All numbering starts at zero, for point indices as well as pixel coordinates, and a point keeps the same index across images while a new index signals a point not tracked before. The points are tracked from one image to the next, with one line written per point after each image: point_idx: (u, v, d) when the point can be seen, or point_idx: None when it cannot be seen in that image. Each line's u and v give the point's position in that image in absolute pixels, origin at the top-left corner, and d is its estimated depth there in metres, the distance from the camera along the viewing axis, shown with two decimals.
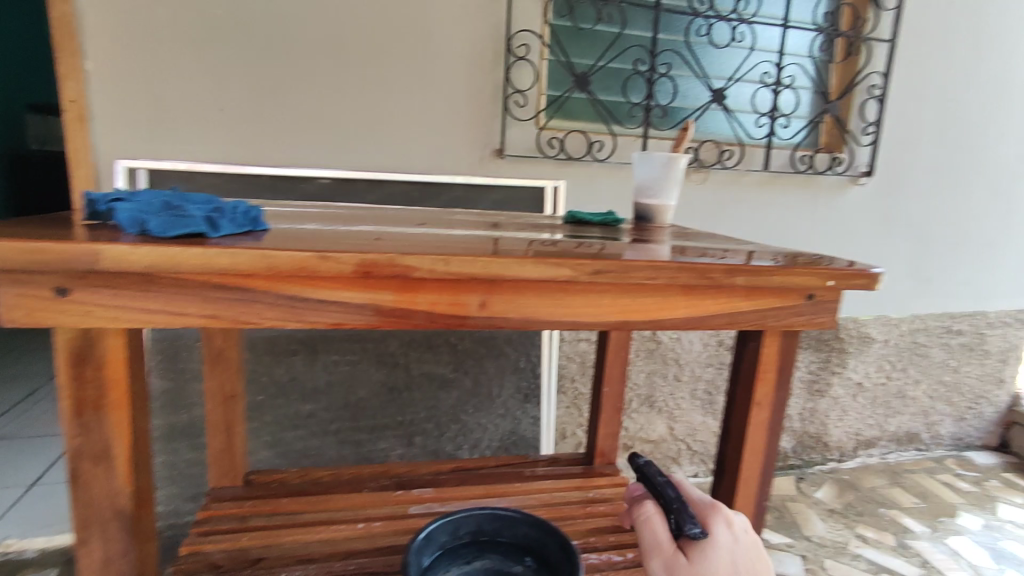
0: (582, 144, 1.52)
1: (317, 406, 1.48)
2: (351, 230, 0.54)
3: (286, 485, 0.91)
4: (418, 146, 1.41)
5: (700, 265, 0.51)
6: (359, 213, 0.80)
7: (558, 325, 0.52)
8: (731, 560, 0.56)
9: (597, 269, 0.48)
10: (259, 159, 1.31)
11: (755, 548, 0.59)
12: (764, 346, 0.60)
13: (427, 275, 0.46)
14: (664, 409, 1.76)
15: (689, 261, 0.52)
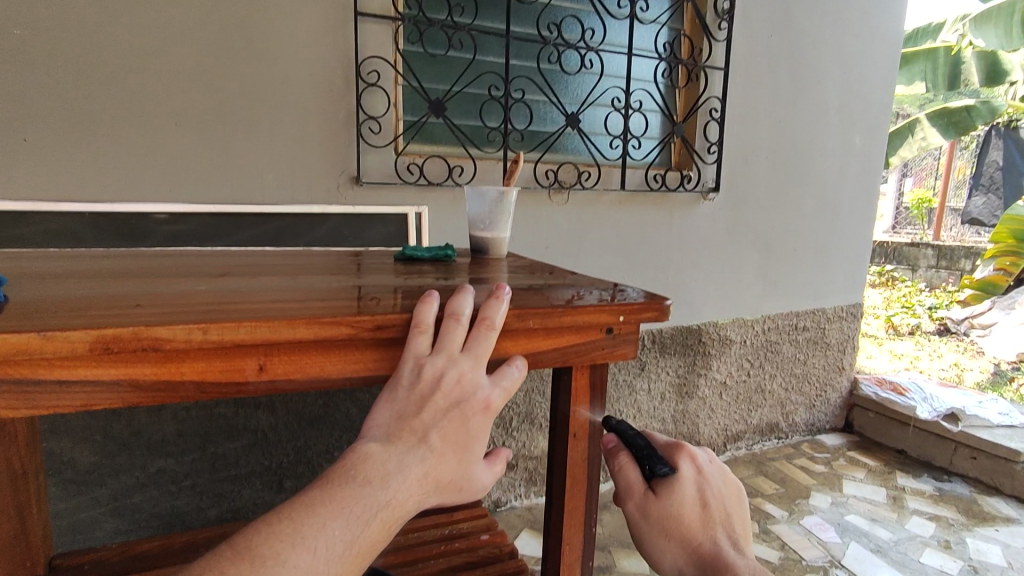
0: (442, 170, 1.53)
1: (167, 461, 1.33)
2: (112, 297, 0.49)
3: (103, 565, 0.82)
4: (267, 177, 1.34)
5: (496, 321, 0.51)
6: (163, 261, 0.73)
7: (351, 383, 0.50)
8: (698, 491, 0.65)
9: (378, 325, 0.48)
10: (78, 195, 1.18)
11: (720, 474, 0.68)
12: (576, 380, 0.61)
13: (184, 346, 0.42)
14: (544, 425, 1.78)
15: (487, 308, 0.51)
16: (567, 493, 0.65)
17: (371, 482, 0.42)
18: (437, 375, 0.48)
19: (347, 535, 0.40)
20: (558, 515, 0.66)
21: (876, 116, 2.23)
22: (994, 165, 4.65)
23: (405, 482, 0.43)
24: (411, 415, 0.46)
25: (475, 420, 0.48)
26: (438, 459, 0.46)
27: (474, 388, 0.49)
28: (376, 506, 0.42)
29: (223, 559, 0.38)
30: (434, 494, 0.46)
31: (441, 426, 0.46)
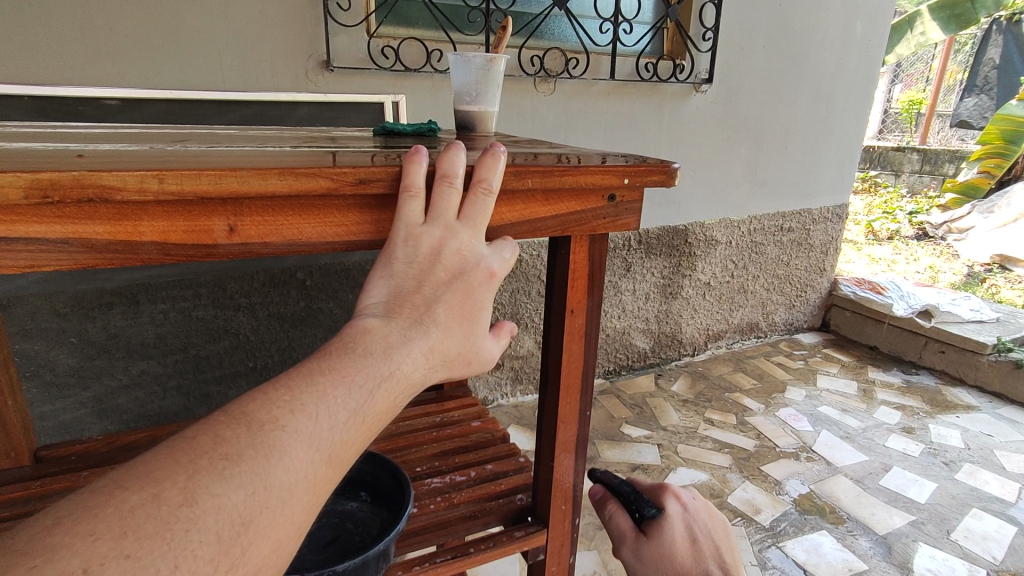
0: (420, 55, 1.41)
1: (149, 362, 1.31)
2: (49, 151, 0.43)
3: (90, 455, 0.80)
4: (228, 58, 1.22)
5: (492, 184, 0.46)
6: (116, 132, 0.66)
7: (333, 248, 0.45)
8: (683, 526, 0.73)
9: (362, 179, 0.43)
10: (15, 74, 1.05)
11: (704, 509, 0.77)
12: (574, 253, 0.58)
13: (138, 196, 0.37)
14: (530, 325, 1.79)
15: (478, 170, 0.46)
16: (563, 373, 0.63)
17: (374, 354, 0.38)
18: (437, 249, 0.43)
19: (352, 403, 0.36)
20: (553, 392, 0.65)
21: (880, 2, 2.10)
22: (989, 65, 4.54)
23: (413, 357, 0.40)
24: (410, 291, 0.42)
25: (481, 290, 0.44)
26: (446, 333, 0.42)
27: (476, 259, 0.45)
28: (382, 378, 0.38)
29: (216, 424, 0.33)
30: (444, 369, 0.42)
31: (445, 300, 0.42)
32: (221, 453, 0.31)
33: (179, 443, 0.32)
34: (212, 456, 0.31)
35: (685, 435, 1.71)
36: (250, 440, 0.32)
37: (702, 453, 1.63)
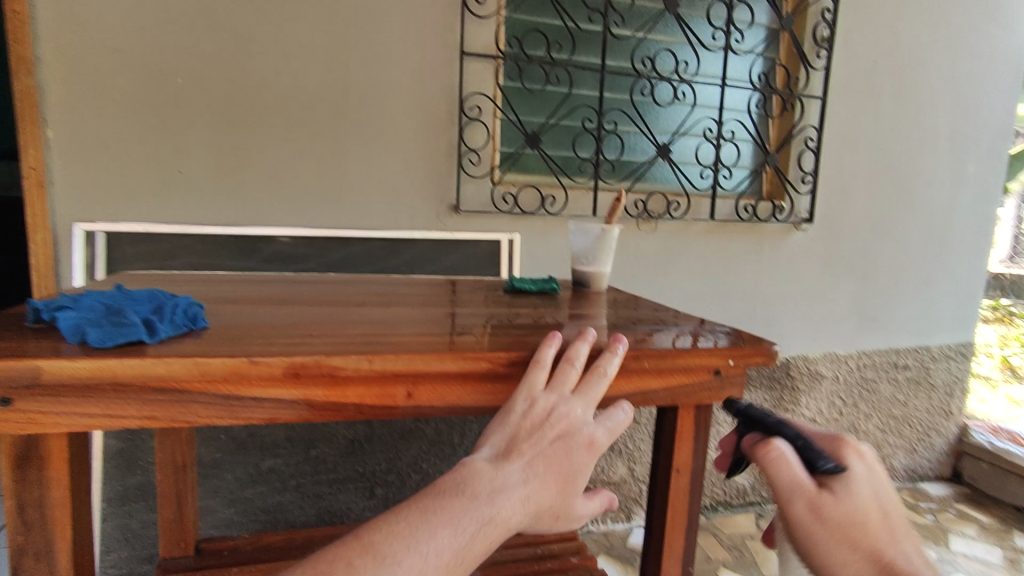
0: (535, 199, 1.59)
1: (277, 461, 1.46)
2: (285, 326, 0.58)
3: (238, 551, 0.93)
4: (376, 204, 1.46)
5: (610, 368, 0.55)
6: (310, 286, 0.84)
7: (482, 410, 0.56)
8: (875, 492, 0.47)
9: (512, 360, 0.54)
10: (217, 220, 1.36)
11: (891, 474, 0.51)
12: (680, 417, 0.64)
13: (353, 373, 0.50)
14: (623, 452, 1.83)
15: (600, 359, 0.56)
16: (666, 527, 0.67)
17: (478, 496, 0.46)
18: (548, 411, 0.52)
19: (455, 542, 0.43)
20: (654, 544, 0.69)
21: (993, 144, 2.09)
22: None
23: (511, 501, 0.47)
24: (521, 442, 0.51)
25: (579, 454, 0.51)
26: (542, 486, 0.49)
27: (579, 425, 0.52)
28: (482, 521, 0.45)
29: (348, 551, 0.42)
30: (536, 516, 0.48)
31: (547, 454, 0.50)
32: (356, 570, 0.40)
33: (322, 562, 0.41)
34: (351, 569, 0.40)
35: None
36: (376, 568, 0.41)
37: None
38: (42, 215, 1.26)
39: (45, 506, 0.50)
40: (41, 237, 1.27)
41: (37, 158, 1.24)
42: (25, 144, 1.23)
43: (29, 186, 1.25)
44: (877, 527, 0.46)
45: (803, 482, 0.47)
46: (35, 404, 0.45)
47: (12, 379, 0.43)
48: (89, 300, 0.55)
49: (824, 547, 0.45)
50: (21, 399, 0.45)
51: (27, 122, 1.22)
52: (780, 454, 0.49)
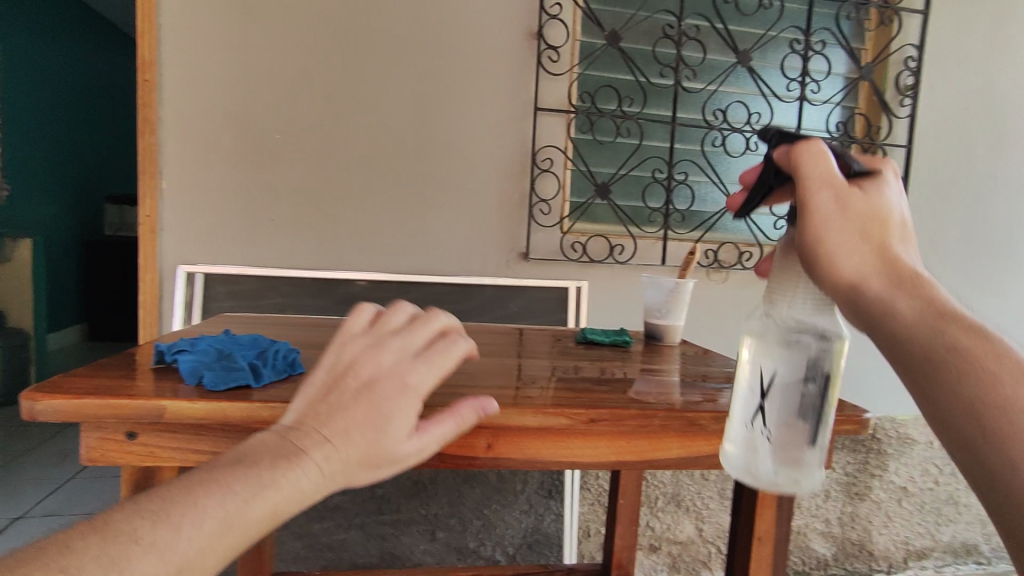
0: (604, 248, 1.60)
1: (344, 498, 1.50)
2: None
3: None
4: (449, 250, 1.52)
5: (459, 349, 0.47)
6: None
7: (559, 466, 0.56)
8: (896, 204, 0.43)
9: (590, 418, 0.55)
10: (304, 263, 1.46)
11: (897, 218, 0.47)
12: (762, 482, 0.62)
13: (438, 424, 0.52)
14: (691, 509, 1.76)
15: (424, 314, 0.49)
16: None
17: (263, 462, 0.35)
18: (350, 360, 0.43)
19: (221, 511, 0.32)
20: None
21: None
22: None
23: (324, 455, 0.37)
24: (317, 400, 0.40)
25: (391, 397, 0.41)
26: (347, 437, 0.38)
27: (411, 364, 0.43)
28: (263, 485, 0.34)
29: (69, 535, 0.29)
30: (356, 467, 0.38)
31: (368, 396, 0.41)
32: (112, 552, 0.28)
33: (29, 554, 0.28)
34: (125, 535, 0.29)
35: None
36: (99, 552, 0.28)
37: None
38: (151, 257, 1.39)
39: None
40: (149, 277, 1.39)
41: (152, 207, 1.38)
42: (143, 194, 1.37)
43: (143, 231, 1.38)
44: (894, 230, 0.42)
45: (835, 176, 0.41)
46: (155, 439, 0.50)
47: (139, 417, 0.48)
48: (203, 343, 0.61)
49: (843, 241, 0.40)
50: (144, 433, 0.50)
51: (147, 175, 1.37)
52: (821, 156, 0.42)
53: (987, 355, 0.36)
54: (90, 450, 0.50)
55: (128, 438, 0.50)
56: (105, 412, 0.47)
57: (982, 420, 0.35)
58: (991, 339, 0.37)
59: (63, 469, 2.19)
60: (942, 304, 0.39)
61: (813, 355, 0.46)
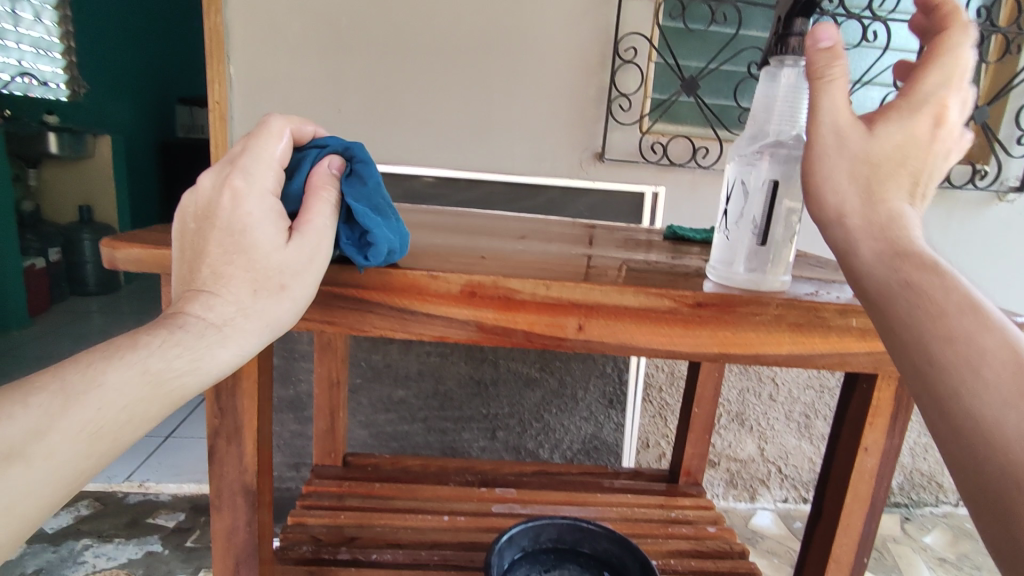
0: (685, 150, 1.48)
1: (408, 392, 1.53)
2: (458, 250, 0.57)
3: (379, 469, 0.98)
4: (519, 148, 1.43)
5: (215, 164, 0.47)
6: (467, 221, 0.83)
7: (655, 354, 0.51)
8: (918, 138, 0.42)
9: (699, 301, 0.49)
10: (371, 157, 1.41)
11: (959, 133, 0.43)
12: (878, 389, 0.56)
13: (528, 297, 0.48)
14: (755, 429, 1.72)
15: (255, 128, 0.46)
16: (845, 507, 0.59)
17: (130, 345, 0.38)
18: (197, 218, 0.43)
19: (74, 384, 0.35)
20: (825, 526, 0.61)
21: None
22: None
23: (204, 315, 0.41)
24: (185, 268, 0.43)
25: (241, 241, 0.42)
26: (225, 295, 0.42)
27: (232, 205, 0.42)
28: (123, 360, 0.37)
29: None
30: (249, 307, 0.42)
31: (219, 254, 0.42)
32: None
33: None
34: None
35: None
36: None
37: None
38: (222, 145, 1.38)
39: (237, 394, 0.54)
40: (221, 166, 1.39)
41: (221, 92, 1.35)
42: (212, 79, 1.34)
43: (213, 118, 1.36)
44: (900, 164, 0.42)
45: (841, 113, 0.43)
46: None
47: None
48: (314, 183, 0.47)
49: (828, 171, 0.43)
50: None
51: (214, 59, 1.33)
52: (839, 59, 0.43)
53: (938, 289, 0.34)
54: None
55: None
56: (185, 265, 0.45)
57: (933, 352, 0.32)
58: (953, 278, 0.34)
59: None
60: (897, 250, 0.37)
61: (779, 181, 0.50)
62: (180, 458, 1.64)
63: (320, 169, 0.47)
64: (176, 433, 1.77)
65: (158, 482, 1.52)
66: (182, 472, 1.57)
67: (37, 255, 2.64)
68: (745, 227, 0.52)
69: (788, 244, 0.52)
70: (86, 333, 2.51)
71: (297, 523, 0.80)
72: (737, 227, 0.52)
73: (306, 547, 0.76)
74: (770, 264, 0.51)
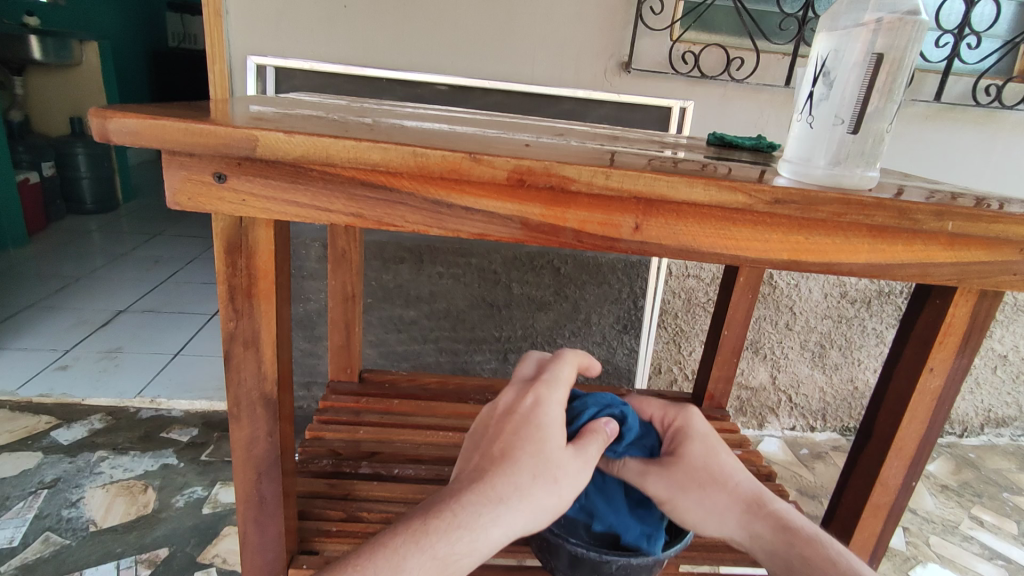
0: (719, 62, 1.35)
1: (419, 313, 1.50)
2: (497, 138, 0.50)
3: (396, 386, 0.95)
4: (539, 54, 1.31)
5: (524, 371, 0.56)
6: (493, 122, 0.76)
7: (718, 260, 0.46)
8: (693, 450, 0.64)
9: (778, 198, 0.42)
10: (379, 61, 1.30)
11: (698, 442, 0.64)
12: (953, 305, 0.51)
13: (584, 189, 0.41)
14: (769, 357, 1.70)
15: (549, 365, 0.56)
16: (899, 429, 0.56)
17: (439, 516, 0.45)
18: (496, 416, 0.50)
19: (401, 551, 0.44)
20: (873, 447, 0.59)
21: None
22: None
23: (491, 492, 0.44)
24: (483, 446, 0.49)
25: (526, 430, 0.48)
26: (506, 475, 0.45)
27: (530, 406, 0.50)
28: (433, 532, 0.44)
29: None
30: (527, 491, 0.45)
31: (512, 440, 0.47)
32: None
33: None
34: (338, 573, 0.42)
35: (940, 527, 1.41)
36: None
37: (962, 555, 1.32)
38: (219, 44, 1.28)
39: (252, 296, 0.49)
40: (218, 68, 1.29)
41: None
42: None
43: (208, 13, 1.25)
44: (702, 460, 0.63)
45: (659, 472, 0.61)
46: (247, 184, 0.42)
47: (230, 150, 0.39)
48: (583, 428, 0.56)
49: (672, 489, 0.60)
50: (233, 176, 0.42)
51: None
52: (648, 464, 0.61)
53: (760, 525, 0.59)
54: (174, 192, 0.42)
55: (215, 181, 0.42)
56: (188, 143, 0.39)
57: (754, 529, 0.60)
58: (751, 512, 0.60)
59: (157, 273, 2.33)
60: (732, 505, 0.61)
61: (884, 48, 0.43)
62: (191, 375, 1.63)
63: (599, 424, 0.53)
64: (185, 350, 1.76)
65: (169, 397, 1.51)
66: (193, 388, 1.57)
67: (30, 169, 2.55)
68: (838, 108, 0.45)
69: (883, 136, 0.45)
70: (87, 251, 2.46)
71: (315, 437, 0.78)
72: (826, 112, 0.46)
73: (326, 461, 0.74)
74: (860, 158, 0.45)
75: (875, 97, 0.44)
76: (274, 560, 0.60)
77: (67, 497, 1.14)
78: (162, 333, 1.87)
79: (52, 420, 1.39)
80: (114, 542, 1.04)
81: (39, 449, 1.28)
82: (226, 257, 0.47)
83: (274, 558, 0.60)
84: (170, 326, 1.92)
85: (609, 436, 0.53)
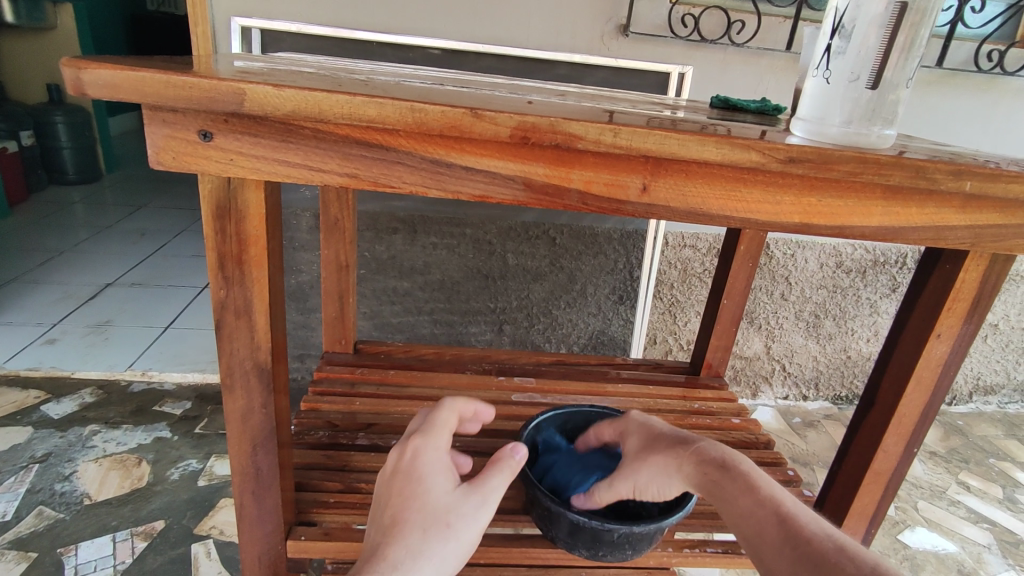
0: (719, 25, 1.31)
1: (413, 284, 1.48)
2: (497, 95, 0.48)
3: (392, 357, 0.94)
4: (534, 16, 1.26)
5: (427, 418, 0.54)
6: (490, 84, 0.73)
7: (728, 223, 0.44)
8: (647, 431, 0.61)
9: (793, 157, 0.40)
10: (368, 24, 1.25)
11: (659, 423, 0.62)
12: (964, 270, 0.50)
13: (591, 147, 0.39)
14: (763, 327, 1.70)
15: (436, 411, 0.55)
16: (904, 397, 0.56)
17: None
18: (384, 478, 0.50)
19: None
20: (876, 415, 0.58)
21: None
22: None
23: (387, 561, 0.43)
24: (377, 515, 0.48)
25: (411, 488, 0.47)
26: (398, 540, 0.44)
27: (412, 462, 0.49)
28: None
29: None
30: (419, 549, 0.44)
31: (399, 502, 0.47)
32: None
33: None
34: None
35: (928, 492, 1.43)
36: None
37: (949, 519, 1.35)
38: (201, 5, 1.22)
39: (243, 262, 0.47)
40: (200, 30, 1.24)
41: None
42: None
43: None
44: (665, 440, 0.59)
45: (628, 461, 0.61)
46: (235, 143, 0.40)
47: (216, 105, 0.36)
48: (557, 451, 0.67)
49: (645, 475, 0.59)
50: (220, 134, 0.39)
51: None
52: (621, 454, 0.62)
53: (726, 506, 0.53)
54: (157, 152, 0.39)
55: (201, 139, 0.39)
56: (170, 97, 0.36)
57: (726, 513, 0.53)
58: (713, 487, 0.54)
59: (145, 245, 2.29)
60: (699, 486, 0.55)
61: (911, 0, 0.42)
62: (182, 348, 1.61)
63: (498, 455, 0.52)
64: (176, 324, 1.74)
65: (161, 370, 1.50)
66: (185, 361, 1.55)
67: (9, 139, 2.47)
68: (859, 62, 0.43)
69: (899, 96, 0.44)
70: (71, 223, 2.41)
71: (311, 409, 0.77)
72: (847, 64, 0.44)
73: (323, 433, 0.73)
74: (877, 116, 0.44)
75: (896, 54, 0.43)
76: (272, 532, 0.59)
77: (60, 471, 1.13)
78: (152, 306, 1.84)
79: (41, 394, 1.37)
80: (109, 516, 1.04)
81: (29, 424, 1.26)
82: (214, 222, 0.45)
83: (272, 529, 0.59)
84: (159, 298, 1.89)
85: (518, 462, 0.52)
